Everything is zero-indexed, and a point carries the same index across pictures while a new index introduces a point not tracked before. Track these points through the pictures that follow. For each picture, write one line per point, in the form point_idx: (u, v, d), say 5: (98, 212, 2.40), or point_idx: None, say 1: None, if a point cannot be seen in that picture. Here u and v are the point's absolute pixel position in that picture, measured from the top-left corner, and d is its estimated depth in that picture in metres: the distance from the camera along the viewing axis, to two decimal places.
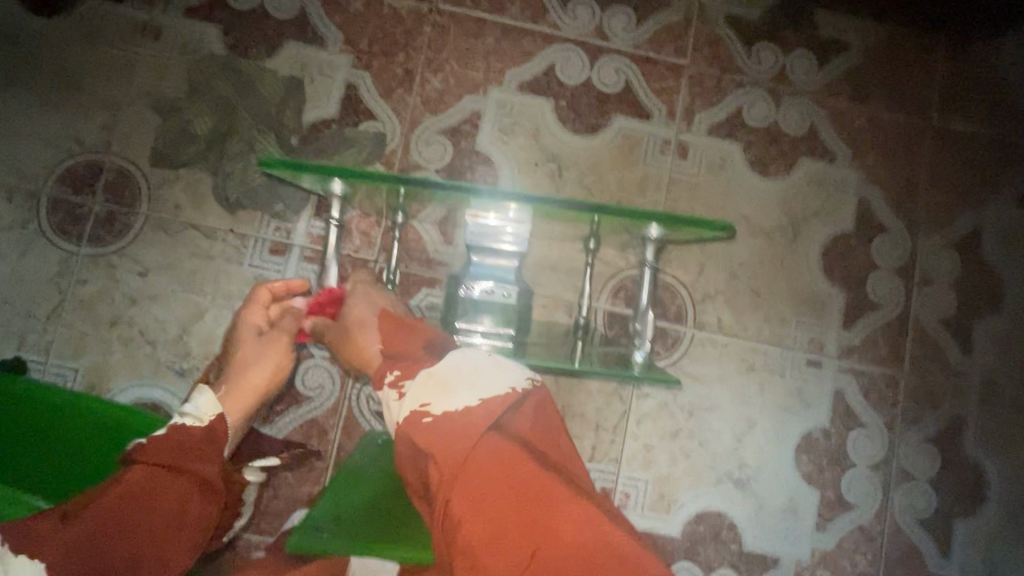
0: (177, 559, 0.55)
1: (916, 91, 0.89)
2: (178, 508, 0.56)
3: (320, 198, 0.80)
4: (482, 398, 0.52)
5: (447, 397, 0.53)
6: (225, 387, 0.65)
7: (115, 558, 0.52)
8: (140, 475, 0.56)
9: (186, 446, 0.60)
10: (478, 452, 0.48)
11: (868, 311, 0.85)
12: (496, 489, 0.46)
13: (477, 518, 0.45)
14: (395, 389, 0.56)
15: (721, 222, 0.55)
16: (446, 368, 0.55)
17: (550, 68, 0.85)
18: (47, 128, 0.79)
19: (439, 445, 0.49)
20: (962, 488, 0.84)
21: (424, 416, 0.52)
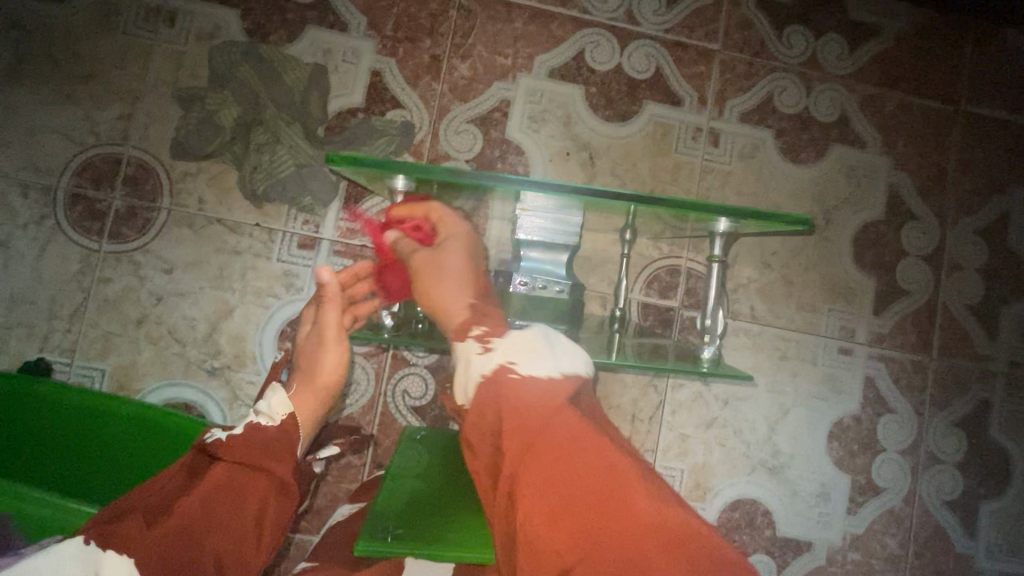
0: (255, 565, 0.50)
1: (946, 77, 0.88)
2: (257, 510, 0.52)
3: (347, 190, 0.78)
4: (564, 372, 0.51)
5: (534, 360, 0.51)
6: (298, 384, 0.64)
7: (197, 560, 0.47)
8: (222, 474, 0.52)
9: (266, 444, 0.56)
10: (557, 425, 0.46)
11: (899, 298, 0.85)
12: (575, 462, 0.44)
13: (549, 491, 0.43)
14: (478, 341, 0.55)
15: (792, 216, 0.51)
16: (529, 337, 0.54)
17: (580, 53, 0.82)
18: (62, 122, 0.77)
19: (516, 414, 0.47)
20: (986, 470, 0.86)
21: (508, 371, 0.51)
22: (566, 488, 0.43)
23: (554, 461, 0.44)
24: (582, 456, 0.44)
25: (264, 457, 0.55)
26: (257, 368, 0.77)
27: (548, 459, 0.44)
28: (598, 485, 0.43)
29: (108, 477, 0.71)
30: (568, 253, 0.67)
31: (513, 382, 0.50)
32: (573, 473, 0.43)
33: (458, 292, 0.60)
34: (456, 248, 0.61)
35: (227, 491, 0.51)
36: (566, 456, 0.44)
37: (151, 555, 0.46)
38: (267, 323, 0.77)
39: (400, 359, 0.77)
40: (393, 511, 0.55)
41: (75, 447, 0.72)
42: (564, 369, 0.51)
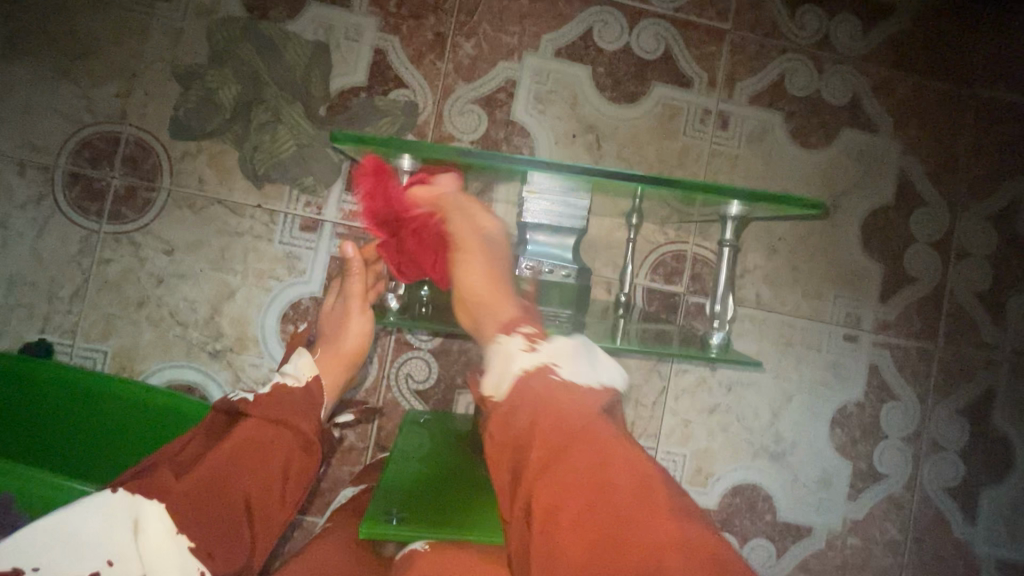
0: (279, 516, 0.55)
1: (960, 60, 0.86)
2: (283, 465, 0.55)
3: (350, 171, 0.76)
4: (603, 383, 0.50)
5: (574, 367, 0.49)
6: (322, 347, 0.66)
7: (230, 506, 0.51)
8: (250, 429, 0.55)
9: (290, 404, 0.59)
10: (586, 441, 0.44)
11: (906, 285, 0.85)
12: (614, 497, 0.42)
13: (578, 493, 0.42)
14: (525, 338, 0.51)
15: (806, 199, 0.50)
16: (570, 343, 0.52)
17: (587, 32, 0.80)
18: (58, 100, 0.76)
19: (547, 419, 0.45)
20: (988, 457, 0.86)
21: (552, 373, 0.48)
22: (595, 488, 0.42)
23: (591, 493, 0.42)
24: (619, 487, 0.42)
25: (289, 415, 0.58)
26: (260, 351, 0.77)
27: (581, 487, 0.42)
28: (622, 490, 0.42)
29: (110, 458, 0.72)
30: (573, 237, 0.65)
31: (555, 384, 0.47)
32: (616, 507, 0.41)
33: (501, 291, 0.56)
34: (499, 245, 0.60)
35: (253, 445, 0.54)
36: (604, 483, 0.42)
37: (184, 503, 0.49)
38: (269, 306, 0.77)
39: (403, 343, 0.77)
40: (398, 490, 0.56)
41: (78, 426, 0.72)
42: (600, 379, 0.50)
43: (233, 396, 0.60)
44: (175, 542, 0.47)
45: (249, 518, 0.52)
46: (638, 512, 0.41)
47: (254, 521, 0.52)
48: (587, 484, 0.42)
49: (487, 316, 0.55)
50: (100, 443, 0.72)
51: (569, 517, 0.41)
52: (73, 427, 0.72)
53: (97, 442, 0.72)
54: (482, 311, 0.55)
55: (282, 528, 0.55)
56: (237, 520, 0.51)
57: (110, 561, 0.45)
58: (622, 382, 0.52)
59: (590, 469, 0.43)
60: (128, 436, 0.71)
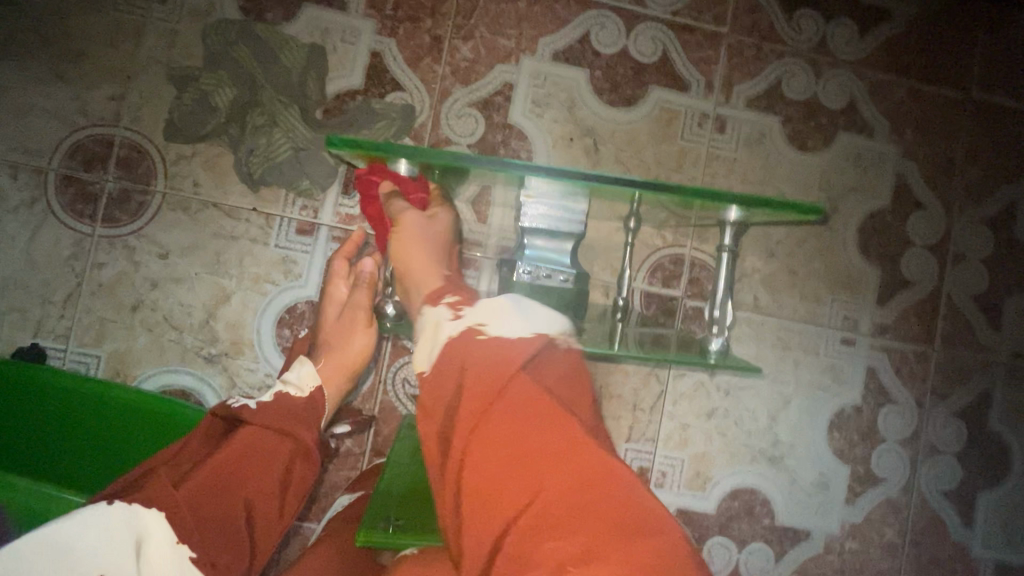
0: (277, 520, 0.58)
1: (955, 64, 0.86)
2: (281, 475, 0.58)
3: (347, 174, 0.76)
4: (535, 332, 0.52)
5: (503, 326, 0.51)
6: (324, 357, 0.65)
7: (230, 514, 0.54)
8: (250, 438, 0.58)
9: (291, 412, 0.62)
10: (514, 397, 0.47)
11: (902, 288, 0.85)
12: (539, 450, 0.45)
13: (502, 449, 0.45)
14: (450, 308, 0.54)
15: (806, 204, 0.50)
16: (501, 302, 0.54)
17: (585, 35, 0.80)
18: (51, 102, 0.75)
19: (473, 377, 0.48)
20: (985, 460, 0.86)
21: (479, 334, 0.51)
22: (517, 441, 0.46)
23: (516, 449, 0.45)
24: (541, 434, 0.46)
25: (289, 425, 0.61)
26: (255, 356, 0.76)
27: (503, 442, 0.46)
28: (543, 438, 0.46)
29: (106, 462, 0.71)
30: (572, 242, 0.64)
31: (482, 345, 0.50)
32: (534, 456, 0.45)
33: (438, 262, 0.60)
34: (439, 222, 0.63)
35: (254, 456, 0.57)
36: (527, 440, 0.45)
37: (185, 512, 0.52)
38: (265, 310, 0.76)
39: (400, 348, 0.76)
40: (394, 497, 0.55)
41: (71, 433, 0.71)
42: (534, 330, 0.52)
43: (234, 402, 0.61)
44: (176, 551, 0.50)
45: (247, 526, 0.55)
46: (554, 459, 0.45)
47: (253, 526, 0.56)
48: (509, 441, 0.46)
49: (418, 289, 0.58)
50: (97, 450, 0.71)
51: (489, 471, 0.45)
52: (66, 432, 0.71)
53: (91, 447, 0.71)
54: (412, 283, 0.59)
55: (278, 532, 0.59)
56: (236, 528, 0.54)
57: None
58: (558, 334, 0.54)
59: (512, 425, 0.46)
60: (124, 441, 0.71)
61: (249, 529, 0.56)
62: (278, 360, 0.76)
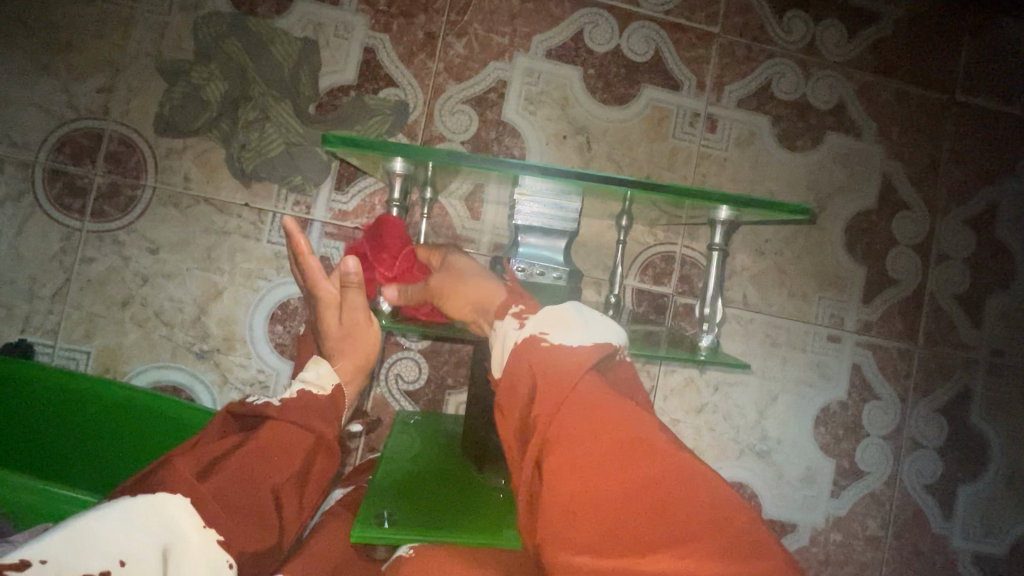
0: (301, 514, 0.53)
1: (941, 67, 0.88)
2: (306, 467, 0.53)
3: (340, 170, 0.76)
4: (596, 342, 0.47)
5: (564, 331, 0.47)
6: (335, 354, 0.59)
7: (258, 503, 0.49)
8: (271, 431, 0.52)
9: (312, 405, 0.56)
10: (585, 392, 0.43)
11: (888, 286, 0.86)
12: (616, 446, 0.41)
13: (578, 446, 0.41)
14: (517, 317, 0.50)
15: (795, 205, 0.51)
16: (567, 310, 0.50)
17: (578, 33, 0.80)
18: (38, 94, 0.74)
19: (543, 373, 0.45)
20: (965, 454, 0.88)
21: (541, 341, 0.47)
22: (593, 435, 0.41)
23: (592, 459, 0.41)
24: (615, 429, 0.42)
25: (312, 420, 0.55)
26: (247, 352, 0.76)
27: (580, 450, 0.41)
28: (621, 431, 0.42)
29: (100, 459, 0.71)
30: (565, 240, 0.64)
31: (544, 353, 0.46)
32: (612, 449, 0.41)
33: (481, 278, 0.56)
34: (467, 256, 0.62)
35: (277, 448, 0.51)
36: (604, 446, 0.41)
37: (208, 500, 0.46)
38: (257, 305, 0.76)
39: (393, 344, 0.76)
40: (388, 492, 0.55)
41: (63, 430, 0.71)
42: (596, 340, 0.47)
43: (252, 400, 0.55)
44: (202, 537, 0.45)
45: (277, 518, 0.50)
46: (634, 453, 0.41)
47: (280, 517, 0.50)
48: (583, 437, 0.41)
49: (485, 308, 0.54)
50: (87, 445, 0.71)
51: (565, 469, 0.40)
52: (58, 430, 0.71)
53: (85, 445, 0.71)
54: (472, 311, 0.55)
55: (301, 527, 0.53)
56: (264, 518, 0.49)
57: (123, 561, 0.42)
58: (619, 344, 0.49)
59: (586, 422, 0.42)
60: (115, 438, 0.70)
61: (276, 520, 0.50)
62: (270, 356, 0.76)
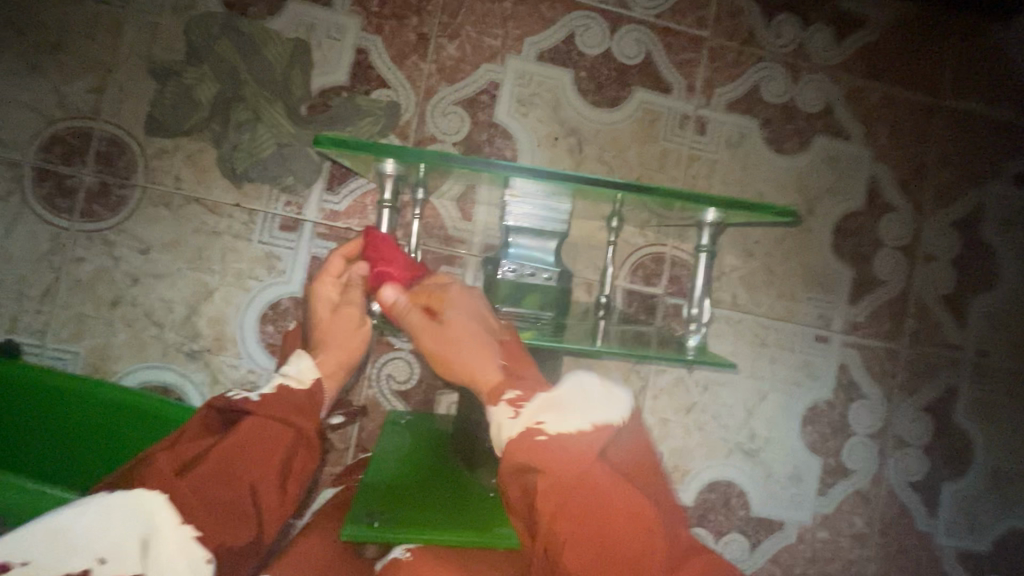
0: (283, 510, 0.52)
1: (926, 72, 0.89)
2: (288, 461, 0.53)
3: (332, 170, 0.76)
4: (595, 424, 0.45)
5: (565, 419, 0.45)
6: (318, 351, 0.64)
7: (235, 498, 0.48)
8: (252, 424, 0.53)
9: (292, 400, 0.57)
10: (597, 485, 0.41)
11: (874, 287, 0.88)
12: (625, 541, 0.40)
13: (591, 541, 0.40)
14: (509, 406, 0.48)
15: (782, 206, 0.52)
16: (565, 393, 0.48)
17: (570, 36, 0.81)
18: (27, 93, 0.73)
19: (550, 466, 0.42)
20: (949, 453, 0.90)
21: (537, 435, 0.44)
22: (605, 530, 0.40)
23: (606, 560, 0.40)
24: (628, 525, 0.41)
25: (291, 413, 0.56)
26: (238, 352, 0.76)
27: (595, 551, 0.40)
28: (631, 522, 0.41)
29: (85, 459, 0.70)
30: (556, 241, 0.64)
31: (540, 448, 0.44)
32: (623, 543, 0.40)
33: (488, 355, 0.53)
34: (466, 305, 0.56)
35: (259, 442, 0.51)
36: (618, 547, 0.40)
37: (185, 495, 0.46)
38: (248, 306, 0.76)
39: (385, 344, 0.77)
40: (379, 493, 0.55)
41: (50, 430, 0.70)
42: (594, 422, 0.45)
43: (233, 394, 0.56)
44: (179, 534, 0.45)
45: (256, 513, 0.49)
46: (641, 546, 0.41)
47: (261, 513, 0.50)
48: (596, 533, 0.40)
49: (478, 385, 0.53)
50: (75, 445, 0.70)
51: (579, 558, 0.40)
52: (44, 429, 0.70)
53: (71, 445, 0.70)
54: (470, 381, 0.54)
55: (284, 522, 0.52)
56: (245, 513, 0.48)
57: (100, 560, 0.42)
58: (621, 419, 0.47)
59: (599, 520, 0.40)
60: (103, 438, 0.70)
61: (257, 516, 0.49)
62: (261, 357, 0.76)
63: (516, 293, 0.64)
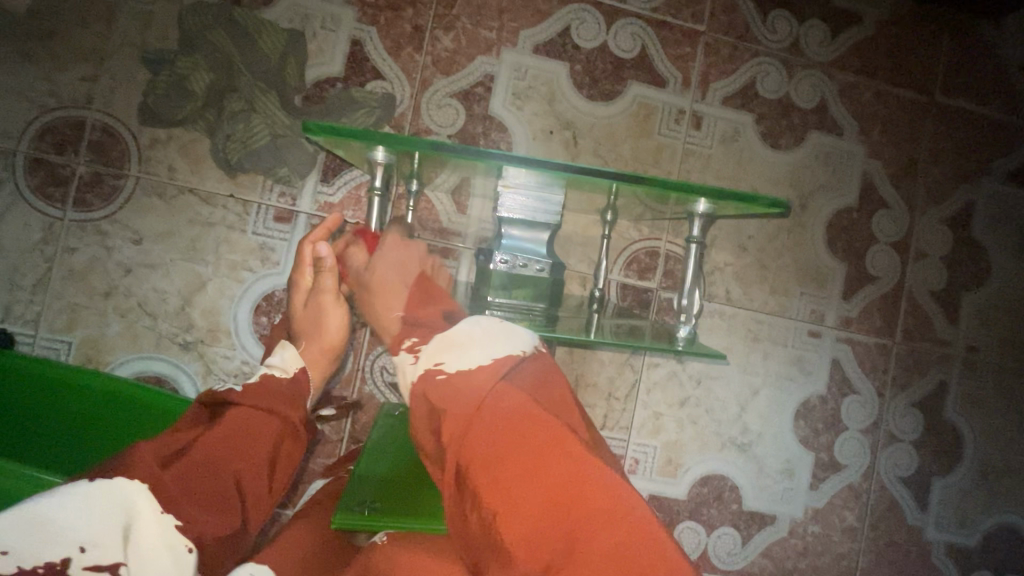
0: (268, 498, 0.54)
1: (921, 69, 0.90)
2: (273, 451, 0.55)
3: (326, 162, 0.76)
4: (493, 356, 0.49)
5: (463, 354, 0.50)
6: (307, 341, 0.65)
7: (222, 489, 0.50)
8: (239, 416, 0.54)
9: (281, 391, 0.59)
10: (495, 407, 0.44)
11: (867, 282, 0.88)
12: (525, 455, 0.42)
13: (490, 453, 0.42)
14: (410, 352, 0.53)
15: (773, 199, 0.52)
16: (458, 331, 0.52)
17: (565, 29, 0.81)
18: (20, 82, 0.73)
19: (452, 396, 0.47)
20: (940, 448, 0.90)
21: (437, 373, 0.49)
22: (506, 445, 0.42)
23: (504, 482, 0.41)
24: (530, 442, 0.42)
25: (278, 403, 0.58)
26: (231, 344, 0.76)
27: (493, 462, 0.42)
28: (530, 440, 0.42)
29: (76, 449, 0.70)
30: (548, 232, 0.65)
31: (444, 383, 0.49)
32: (522, 455, 0.42)
33: (393, 303, 0.58)
34: (390, 261, 0.61)
35: (245, 434, 0.53)
36: (517, 471, 0.41)
37: (171, 483, 0.47)
38: (241, 297, 0.76)
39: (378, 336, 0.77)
40: (371, 485, 0.55)
41: (43, 419, 0.70)
42: (495, 353, 0.49)
43: (219, 387, 0.57)
44: (163, 523, 0.45)
45: (240, 503, 0.51)
46: (542, 460, 0.41)
47: (246, 502, 0.51)
48: (494, 448, 0.42)
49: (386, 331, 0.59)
50: (61, 428, 0.70)
51: (480, 474, 0.42)
52: (36, 418, 0.70)
53: (63, 435, 0.70)
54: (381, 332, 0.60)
55: (267, 513, 0.54)
56: (229, 503, 0.50)
57: (83, 547, 0.41)
58: (522, 350, 0.51)
59: (497, 437, 0.43)
60: (95, 428, 0.70)
61: (242, 505, 0.51)
62: (254, 348, 0.76)
63: (509, 285, 0.64)
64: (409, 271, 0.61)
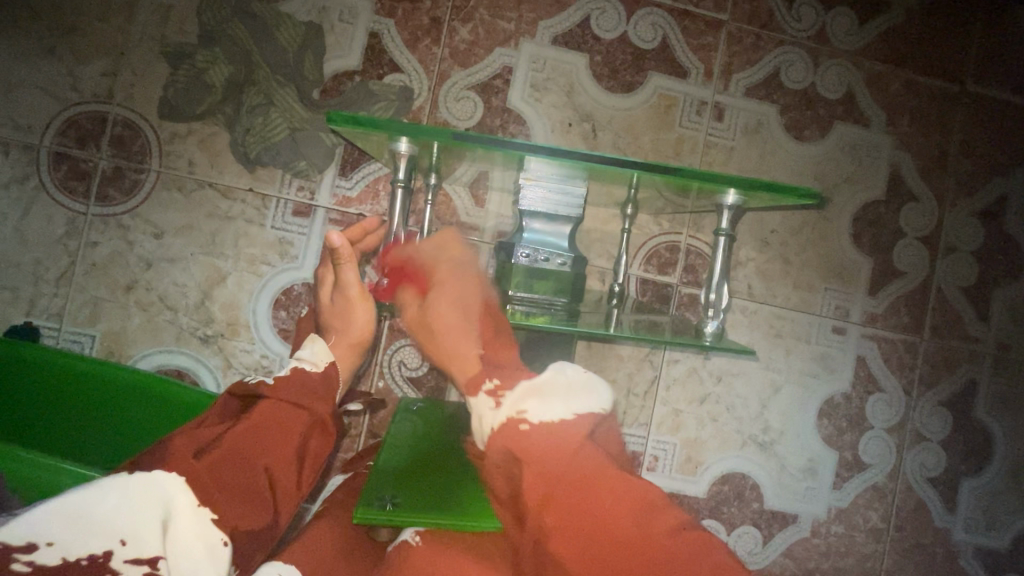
0: (299, 493, 0.53)
1: (952, 58, 0.87)
2: (303, 445, 0.54)
3: (344, 155, 0.76)
4: (576, 412, 0.45)
5: (547, 407, 0.45)
6: (334, 335, 0.64)
7: (253, 481, 0.49)
8: (267, 409, 0.53)
9: (309, 384, 0.58)
10: (583, 457, 0.43)
11: (894, 278, 0.86)
12: (613, 504, 0.41)
13: (576, 500, 0.41)
14: (491, 397, 0.48)
15: (805, 189, 0.51)
16: (545, 377, 0.48)
17: (585, 20, 0.79)
18: (43, 77, 0.74)
19: (532, 444, 0.44)
20: (969, 448, 0.88)
21: (520, 423, 0.45)
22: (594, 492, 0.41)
23: (590, 527, 0.40)
24: (617, 494, 0.41)
25: (306, 398, 0.56)
26: (251, 338, 0.76)
27: (579, 507, 0.41)
28: (618, 488, 0.42)
29: (102, 440, 0.71)
30: (570, 226, 0.63)
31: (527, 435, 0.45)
32: (610, 503, 0.41)
33: (468, 342, 0.55)
34: (450, 293, 0.57)
35: (274, 427, 0.52)
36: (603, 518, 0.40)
37: (202, 477, 0.46)
38: (261, 291, 0.76)
39: (396, 330, 0.77)
40: (393, 479, 0.54)
41: (69, 411, 0.71)
42: (580, 410, 0.46)
43: (251, 379, 0.56)
44: (197, 517, 0.45)
45: (273, 495, 0.50)
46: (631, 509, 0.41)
47: (277, 496, 0.50)
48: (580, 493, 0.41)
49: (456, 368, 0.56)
50: (86, 420, 0.71)
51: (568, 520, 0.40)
52: (62, 410, 0.71)
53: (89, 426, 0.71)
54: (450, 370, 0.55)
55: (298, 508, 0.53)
56: (261, 496, 0.49)
57: (123, 541, 0.42)
58: (602, 407, 0.47)
59: (582, 485, 0.42)
60: (119, 420, 0.71)
61: (274, 499, 0.50)
62: (274, 342, 0.76)
63: (529, 279, 0.64)
64: (465, 303, 0.57)
